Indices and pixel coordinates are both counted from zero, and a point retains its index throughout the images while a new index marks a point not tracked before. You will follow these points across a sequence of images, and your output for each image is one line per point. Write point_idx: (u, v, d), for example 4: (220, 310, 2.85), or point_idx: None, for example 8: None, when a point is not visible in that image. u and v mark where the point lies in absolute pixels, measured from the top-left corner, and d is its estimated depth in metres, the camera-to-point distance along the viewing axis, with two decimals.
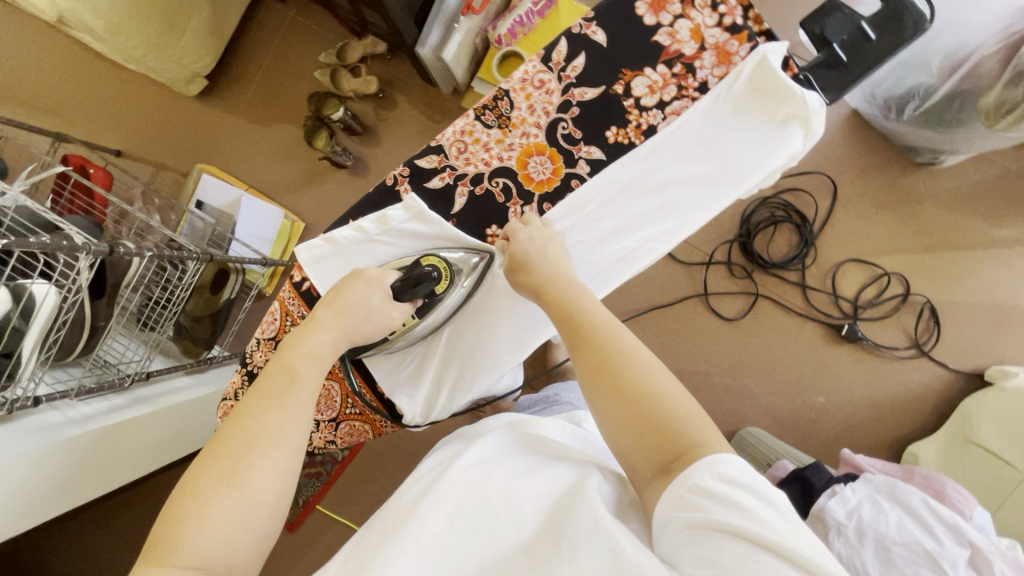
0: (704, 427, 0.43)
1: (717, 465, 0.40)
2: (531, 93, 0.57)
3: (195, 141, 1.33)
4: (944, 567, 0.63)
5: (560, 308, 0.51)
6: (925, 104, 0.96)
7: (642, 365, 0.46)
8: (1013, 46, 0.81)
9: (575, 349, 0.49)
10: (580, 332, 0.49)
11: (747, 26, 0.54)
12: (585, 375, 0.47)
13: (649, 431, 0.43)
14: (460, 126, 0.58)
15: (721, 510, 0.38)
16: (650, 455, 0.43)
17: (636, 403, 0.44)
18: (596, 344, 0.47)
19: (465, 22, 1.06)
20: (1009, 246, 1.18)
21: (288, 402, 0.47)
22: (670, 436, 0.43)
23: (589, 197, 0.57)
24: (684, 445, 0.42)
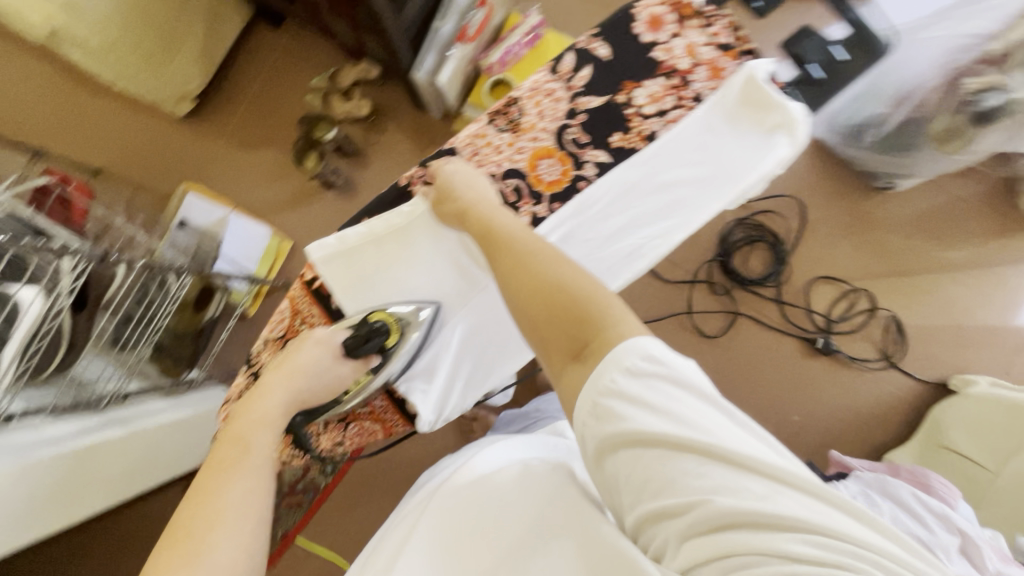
0: (617, 305, 0.46)
1: (631, 345, 0.43)
2: (540, 100, 0.60)
3: (179, 161, 1.32)
4: (936, 553, 0.66)
5: (485, 238, 0.53)
6: (882, 131, 1.05)
7: (552, 262, 0.49)
8: (953, 81, 0.91)
9: (495, 264, 0.51)
10: (501, 247, 0.51)
11: (736, 45, 0.60)
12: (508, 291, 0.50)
13: (571, 332, 0.46)
14: (473, 130, 0.61)
15: (644, 414, 0.41)
16: (568, 349, 0.46)
17: (549, 294, 0.47)
18: (511, 256, 0.50)
19: (459, 49, 1.10)
20: (960, 265, 1.28)
21: (241, 468, 0.48)
22: (580, 324, 0.46)
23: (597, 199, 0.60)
24: (591, 332, 0.45)
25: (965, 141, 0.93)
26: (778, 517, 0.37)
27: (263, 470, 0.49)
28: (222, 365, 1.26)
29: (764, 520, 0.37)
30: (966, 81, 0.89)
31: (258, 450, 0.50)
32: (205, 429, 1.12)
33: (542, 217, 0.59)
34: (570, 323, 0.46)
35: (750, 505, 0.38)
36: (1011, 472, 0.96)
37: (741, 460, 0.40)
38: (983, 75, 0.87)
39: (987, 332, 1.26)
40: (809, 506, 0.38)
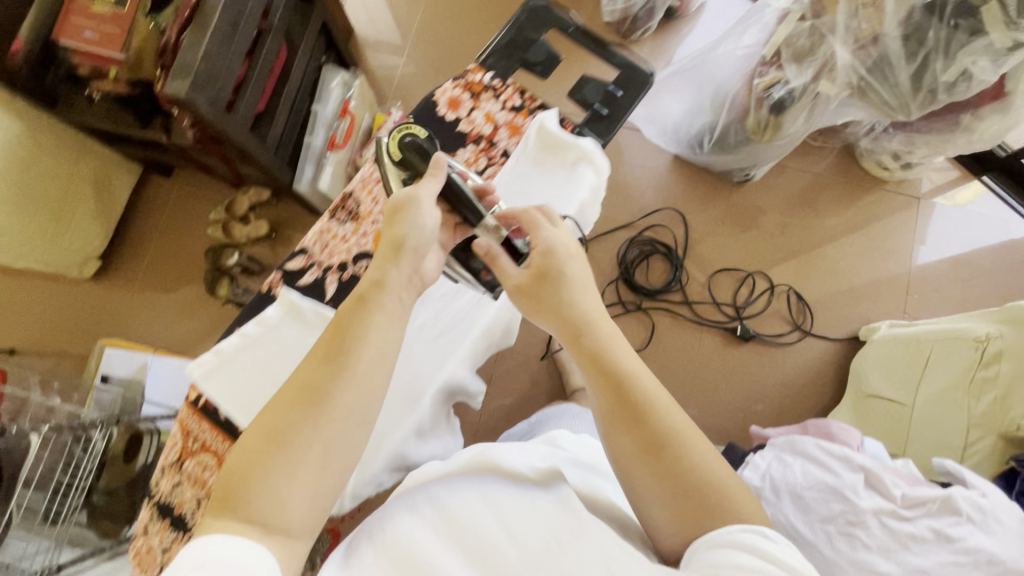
0: (746, 497, 0.49)
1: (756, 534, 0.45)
2: (373, 189, 0.69)
3: (94, 319, 1.35)
4: (848, 495, 0.72)
5: (602, 367, 0.54)
6: (713, 136, 1.19)
7: (680, 434, 0.51)
8: (747, 82, 1.06)
9: (624, 419, 0.52)
10: (636, 416, 0.51)
11: (525, 105, 0.71)
12: (632, 444, 0.51)
13: (676, 483, 0.49)
14: (319, 228, 0.68)
15: (756, 539, 0.44)
16: (675, 512, 0.49)
17: (689, 471, 0.49)
18: (650, 422, 0.51)
19: (333, 156, 1.21)
20: (834, 228, 1.41)
21: (357, 379, 0.49)
22: (705, 503, 0.48)
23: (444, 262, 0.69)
24: (720, 514, 0.48)
25: (774, 129, 1.06)
26: None
27: (343, 425, 0.48)
28: None
29: None
30: (755, 81, 1.04)
31: (377, 344, 0.51)
32: None
33: None
34: (686, 491, 0.49)
35: None
36: (922, 401, 1.02)
37: None
38: (767, 73, 1.03)
39: (874, 281, 1.38)
40: None
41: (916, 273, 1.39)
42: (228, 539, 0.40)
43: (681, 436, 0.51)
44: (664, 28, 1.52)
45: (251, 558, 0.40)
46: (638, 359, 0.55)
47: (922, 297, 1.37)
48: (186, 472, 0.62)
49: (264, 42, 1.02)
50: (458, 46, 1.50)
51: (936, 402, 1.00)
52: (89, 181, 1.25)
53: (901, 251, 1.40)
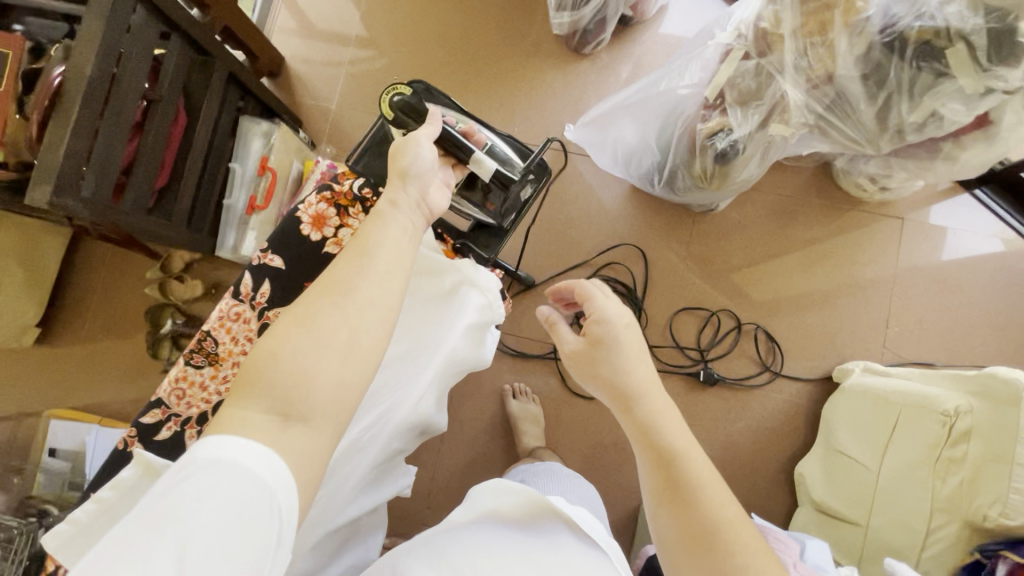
0: None
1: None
2: (231, 326, 0.63)
3: (40, 387, 1.32)
4: None
5: (652, 442, 0.51)
6: (662, 176, 1.09)
7: (731, 529, 0.47)
8: (690, 126, 0.95)
9: (669, 502, 0.49)
10: (684, 500, 0.48)
11: None
12: (679, 532, 0.48)
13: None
14: (174, 374, 0.63)
15: None
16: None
17: (742, 574, 0.46)
18: (701, 512, 0.48)
19: (256, 219, 1.14)
20: (807, 257, 1.30)
21: (341, 299, 0.46)
22: None
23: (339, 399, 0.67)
24: None
25: (721, 177, 0.96)
26: None
27: (376, 310, 0.47)
28: None
29: None
30: (697, 126, 0.93)
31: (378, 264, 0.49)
32: None
33: None
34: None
35: None
36: (888, 471, 0.95)
37: None
38: (710, 118, 0.92)
39: (851, 313, 1.28)
40: None
41: (898, 302, 1.28)
42: (249, 444, 0.40)
43: (728, 538, 0.47)
44: (619, 39, 1.38)
45: (275, 471, 0.40)
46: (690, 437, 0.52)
47: (903, 329, 1.27)
48: None
49: (155, 115, 0.93)
50: (397, 73, 1.40)
51: (902, 474, 0.93)
52: (13, 253, 1.20)
53: (882, 278, 1.29)
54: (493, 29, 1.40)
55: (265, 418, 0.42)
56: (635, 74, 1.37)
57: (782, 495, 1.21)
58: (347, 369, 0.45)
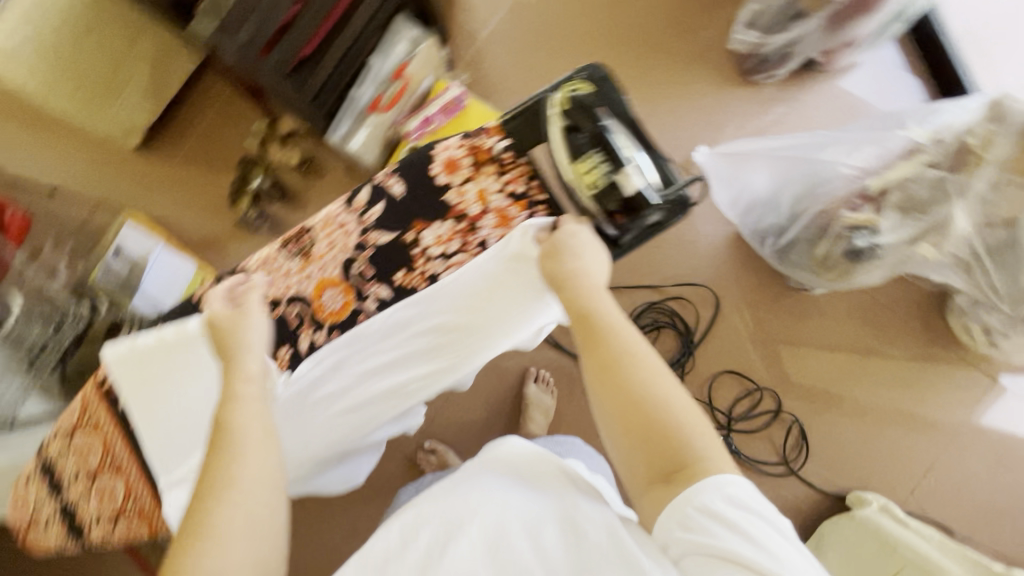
0: (715, 444, 0.45)
1: (715, 486, 0.42)
2: (332, 231, 0.63)
3: (125, 189, 1.40)
4: None
5: (574, 308, 0.50)
6: (778, 242, 1.02)
7: (653, 372, 0.46)
8: (836, 208, 0.88)
9: (587, 354, 0.49)
10: (598, 342, 0.48)
11: (527, 194, 0.62)
12: (594, 380, 0.48)
13: (650, 441, 0.44)
14: (268, 253, 0.65)
15: (729, 535, 0.39)
16: (653, 463, 0.44)
17: (649, 410, 0.45)
18: (609, 349, 0.48)
19: (373, 118, 1.15)
20: (877, 373, 1.24)
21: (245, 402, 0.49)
22: (671, 451, 0.44)
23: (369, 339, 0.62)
24: (689, 461, 0.44)
25: (844, 271, 0.89)
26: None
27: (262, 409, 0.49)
28: None
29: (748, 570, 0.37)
30: (842, 213, 0.86)
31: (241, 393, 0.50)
32: None
33: (317, 346, 0.62)
34: (657, 440, 0.44)
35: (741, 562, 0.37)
36: None
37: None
38: (859, 209, 0.85)
39: (894, 447, 1.22)
40: None
41: (947, 458, 1.21)
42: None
43: (644, 377, 0.46)
44: (792, 79, 1.28)
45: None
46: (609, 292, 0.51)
47: (939, 485, 1.20)
48: (73, 446, 0.63)
49: None
50: (556, 26, 1.34)
51: None
52: (147, 58, 1.24)
53: (942, 427, 1.22)
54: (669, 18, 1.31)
55: (211, 571, 0.40)
56: (793, 122, 1.26)
57: None
58: (259, 509, 0.44)
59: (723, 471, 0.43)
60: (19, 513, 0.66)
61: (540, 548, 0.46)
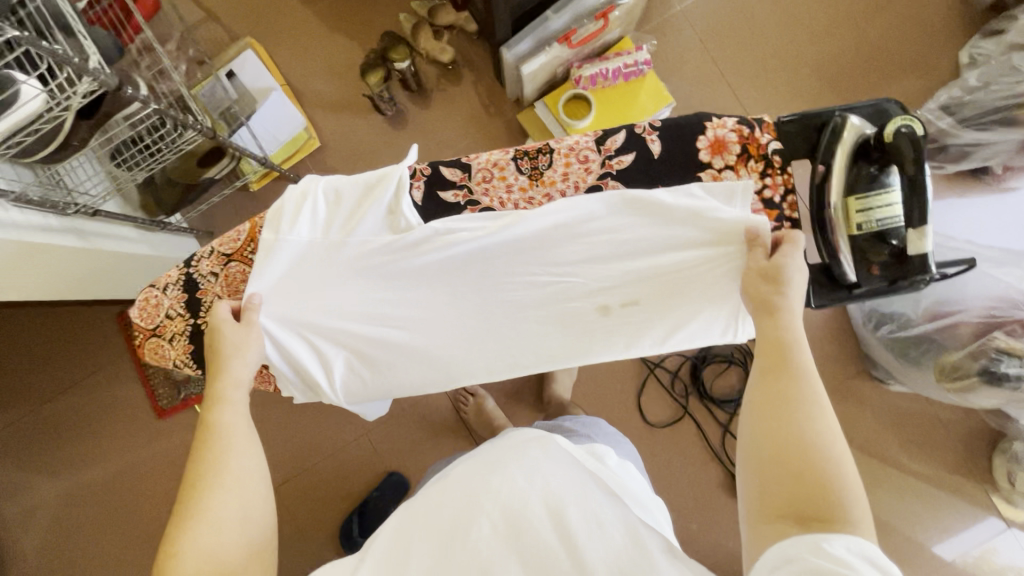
0: (854, 498, 0.42)
1: (846, 540, 0.39)
2: (571, 163, 0.59)
3: (257, 14, 1.30)
4: None
5: (772, 346, 0.51)
6: (898, 331, 0.99)
7: (808, 412, 0.46)
8: (988, 326, 0.88)
9: (762, 380, 0.50)
10: (779, 372, 0.49)
11: (780, 206, 0.58)
12: (756, 394, 0.49)
13: (796, 479, 0.44)
14: (494, 158, 0.60)
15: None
16: (788, 501, 0.43)
17: (802, 452, 0.45)
18: (790, 382, 0.48)
19: (556, 49, 1.06)
20: (909, 481, 1.26)
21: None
22: (806, 495, 0.43)
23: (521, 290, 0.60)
24: (827, 514, 0.41)
25: (962, 385, 0.91)
26: None
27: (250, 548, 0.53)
28: (204, 221, 1.25)
29: None
30: (996, 334, 0.87)
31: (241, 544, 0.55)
32: (152, 268, 1.14)
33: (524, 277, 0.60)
34: (803, 478, 0.43)
35: None
36: None
37: None
38: (1015, 337, 0.85)
39: (896, 552, 1.24)
40: None
41: None
42: None
43: (817, 425, 0.46)
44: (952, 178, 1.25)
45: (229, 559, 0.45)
46: (804, 349, 0.50)
47: None
48: (228, 272, 0.61)
49: None
50: (751, 30, 1.27)
51: None
52: None
53: (951, 553, 1.24)
54: (864, 68, 1.25)
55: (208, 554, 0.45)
56: None
57: None
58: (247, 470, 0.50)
59: (858, 533, 0.40)
60: (140, 322, 0.64)
61: (561, 528, 0.52)
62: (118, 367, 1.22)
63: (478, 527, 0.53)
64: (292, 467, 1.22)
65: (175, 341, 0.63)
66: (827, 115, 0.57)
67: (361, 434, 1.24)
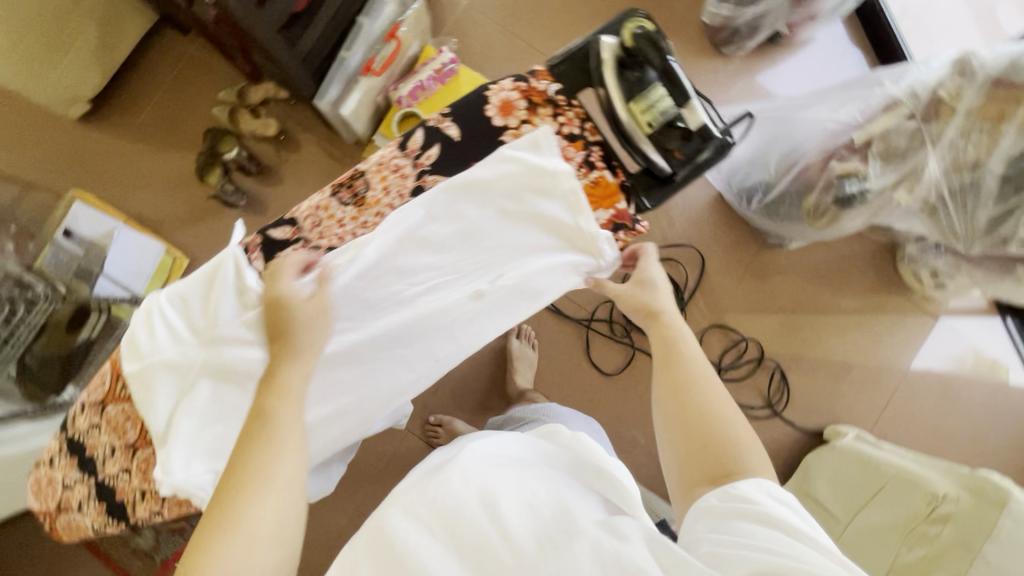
0: (749, 447, 0.50)
1: (758, 482, 0.47)
2: (386, 176, 0.61)
3: (72, 165, 1.26)
4: None
5: (660, 337, 0.58)
6: (766, 197, 1.10)
7: (697, 384, 0.54)
8: (825, 160, 0.96)
9: (659, 369, 0.57)
10: (667, 359, 0.56)
11: (583, 136, 0.63)
12: (658, 381, 0.56)
13: (702, 445, 0.51)
14: (316, 201, 0.62)
15: (762, 507, 0.44)
16: (699, 468, 0.50)
17: (702, 421, 0.52)
18: (680, 367, 0.55)
19: (364, 82, 1.09)
20: (845, 320, 1.36)
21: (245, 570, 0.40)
22: (715, 458, 0.50)
23: (392, 320, 0.62)
24: (731, 467, 0.49)
25: (830, 218, 0.99)
26: (784, 524, 0.42)
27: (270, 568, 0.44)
28: None
29: (769, 519, 0.43)
30: (832, 163, 0.95)
31: None
32: None
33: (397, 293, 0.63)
34: (707, 441, 0.51)
35: (762, 525, 0.42)
36: (858, 524, 1.03)
37: (784, 524, 0.42)
38: (845, 160, 0.94)
39: (860, 384, 1.34)
40: (774, 531, 0.42)
41: (905, 390, 1.35)
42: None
43: (709, 395, 0.53)
44: (760, 50, 1.36)
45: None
46: (686, 333, 0.58)
47: (899, 416, 1.34)
48: (107, 416, 0.59)
49: None
50: None
51: (872, 532, 1.00)
52: (97, 17, 1.11)
53: (901, 363, 1.35)
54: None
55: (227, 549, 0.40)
56: (763, 89, 1.35)
57: None
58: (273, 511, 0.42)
59: (759, 475, 0.48)
60: (44, 503, 0.63)
61: (497, 519, 0.51)
62: (80, 564, 1.15)
63: (420, 519, 0.52)
64: (303, 567, 1.21)
65: (85, 507, 0.60)
66: (585, 46, 0.62)
67: (352, 510, 1.21)
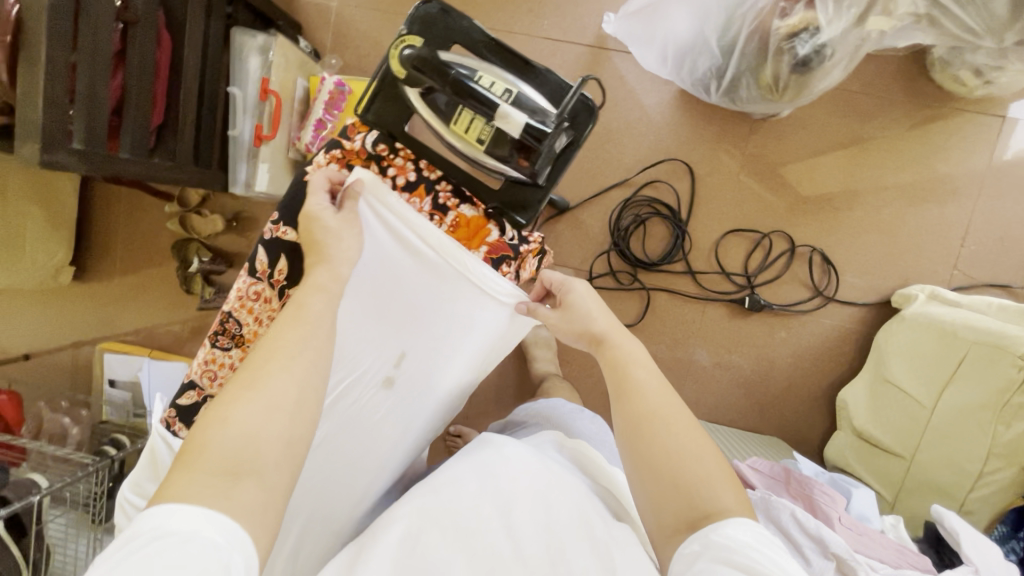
0: (715, 479, 0.52)
1: (737, 523, 0.48)
2: (250, 304, 0.78)
3: (88, 323, 1.37)
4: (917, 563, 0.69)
5: (614, 368, 0.60)
6: (721, 86, 0.90)
7: (660, 418, 0.55)
8: (761, 25, 0.82)
9: (620, 405, 0.58)
10: (629, 395, 0.57)
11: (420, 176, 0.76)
12: (622, 422, 0.57)
13: (677, 486, 0.52)
14: (202, 358, 0.79)
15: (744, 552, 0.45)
16: (676, 514, 0.52)
17: (671, 461, 0.53)
18: (643, 404, 0.56)
19: (264, 151, 1.04)
20: (884, 164, 1.14)
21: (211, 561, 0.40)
22: (688, 498, 0.51)
23: (380, 409, 0.76)
24: (707, 508, 0.50)
25: (796, 87, 0.84)
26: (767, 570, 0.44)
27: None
28: None
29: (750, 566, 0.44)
30: (774, 24, 0.81)
31: None
32: None
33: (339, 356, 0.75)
34: (676, 479, 0.52)
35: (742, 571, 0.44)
36: (945, 409, 0.89)
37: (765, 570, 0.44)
38: (788, 14, 0.80)
39: (922, 231, 1.14)
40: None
41: (981, 217, 1.13)
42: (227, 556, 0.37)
43: (673, 432, 0.54)
44: None
45: (231, 535, 0.39)
46: (644, 368, 0.59)
47: (980, 249, 1.13)
48: None
49: (134, 41, 0.82)
50: None
51: (967, 414, 0.87)
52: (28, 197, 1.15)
53: (967, 188, 1.13)
54: None
55: (212, 480, 0.41)
56: None
57: (820, 417, 1.21)
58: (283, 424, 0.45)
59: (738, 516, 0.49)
60: None
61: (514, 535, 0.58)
62: None
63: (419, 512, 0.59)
64: None
65: None
66: (379, 82, 0.71)
67: None
